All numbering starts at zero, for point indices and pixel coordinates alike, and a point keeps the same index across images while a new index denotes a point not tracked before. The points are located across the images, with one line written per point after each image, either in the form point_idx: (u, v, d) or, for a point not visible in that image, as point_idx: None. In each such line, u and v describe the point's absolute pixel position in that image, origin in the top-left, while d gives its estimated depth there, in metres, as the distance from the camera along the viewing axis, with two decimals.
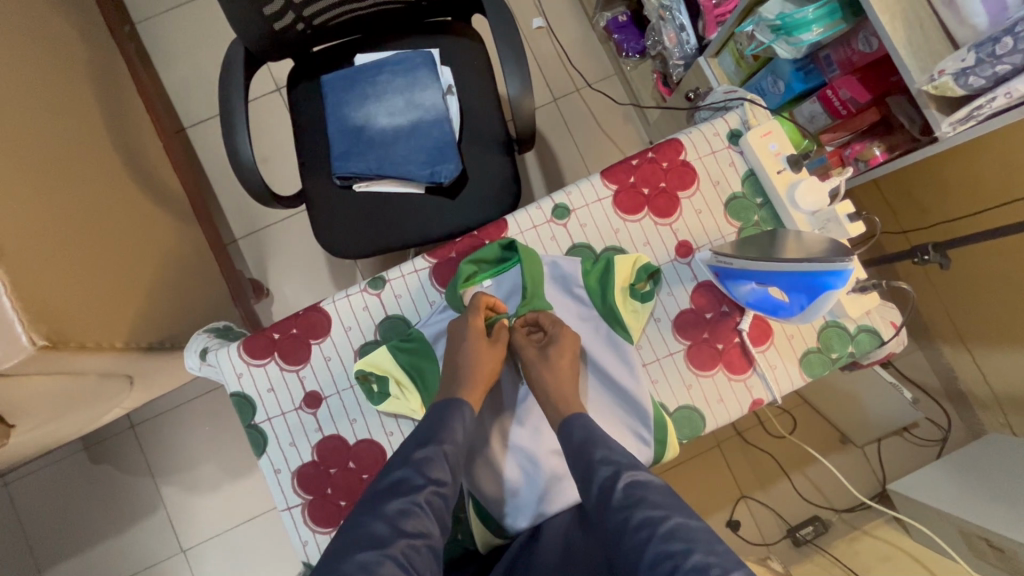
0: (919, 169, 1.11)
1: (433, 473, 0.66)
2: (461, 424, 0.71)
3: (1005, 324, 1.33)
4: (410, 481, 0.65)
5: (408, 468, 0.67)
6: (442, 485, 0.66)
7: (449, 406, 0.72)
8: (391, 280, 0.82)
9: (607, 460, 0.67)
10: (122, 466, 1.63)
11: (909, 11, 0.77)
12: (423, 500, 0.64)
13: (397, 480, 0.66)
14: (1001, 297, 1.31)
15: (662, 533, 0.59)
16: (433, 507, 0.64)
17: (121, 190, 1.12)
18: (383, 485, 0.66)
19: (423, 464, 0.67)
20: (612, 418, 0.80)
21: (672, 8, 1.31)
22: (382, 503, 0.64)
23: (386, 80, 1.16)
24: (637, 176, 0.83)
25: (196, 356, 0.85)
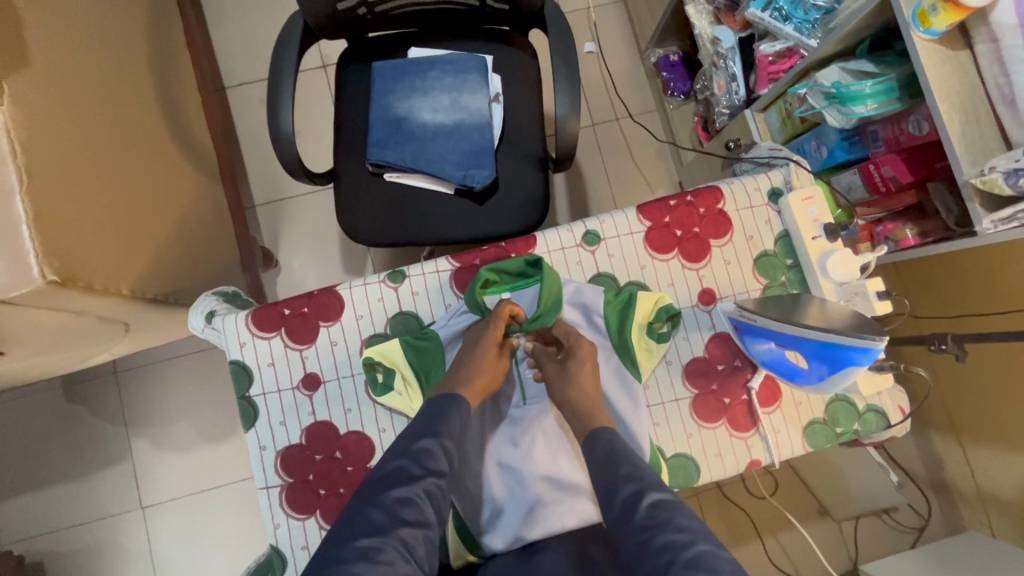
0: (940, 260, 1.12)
1: (431, 464, 0.65)
2: (460, 419, 0.70)
3: (998, 424, 1.34)
4: (407, 470, 0.64)
5: (405, 457, 0.65)
6: (440, 476, 0.65)
7: (452, 407, 0.71)
8: (411, 276, 0.81)
9: (631, 477, 0.64)
10: (97, 410, 1.61)
11: (968, 103, 0.77)
12: (422, 491, 0.63)
13: (394, 469, 0.64)
14: (998, 397, 1.31)
15: (684, 561, 0.54)
16: (432, 497, 0.63)
17: (156, 139, 1.12)
18: (382, 472, 0.64)
19: (423, 455, 0.65)
20: None
21: (727, 57, 1.31)
22: (381, 491, 0.62)
23: (436, 77, 1.16)
24: (672, 217, 0.82)
25: (200, 317, 0.83)
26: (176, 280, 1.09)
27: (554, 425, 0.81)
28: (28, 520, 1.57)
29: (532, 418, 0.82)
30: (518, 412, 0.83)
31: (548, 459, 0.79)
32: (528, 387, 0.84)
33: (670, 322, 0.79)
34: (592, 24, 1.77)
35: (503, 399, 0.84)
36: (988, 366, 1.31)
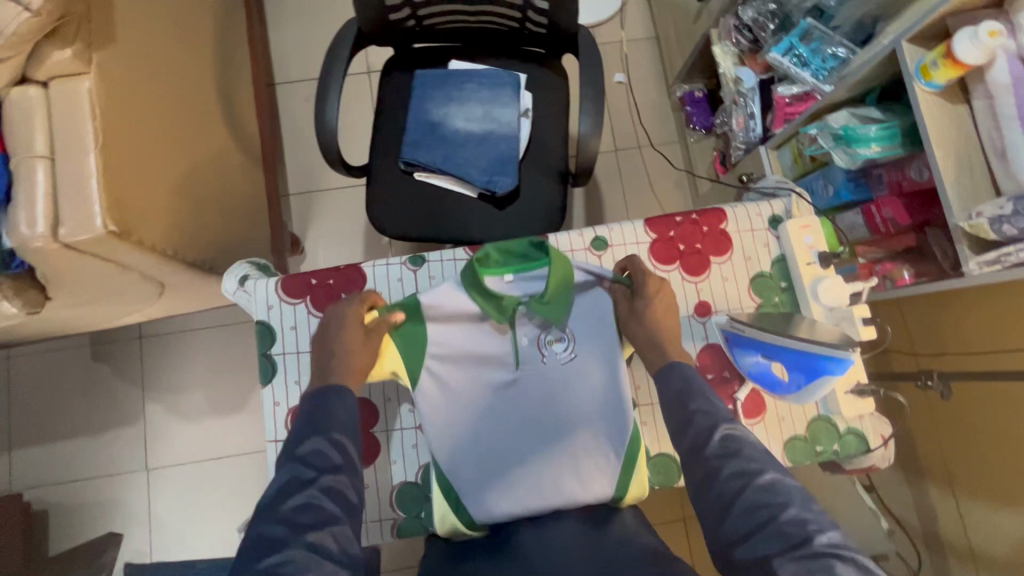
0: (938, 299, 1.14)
1: (323, 463, 0.64)
2: (343, 416, 0.69)
3: (995, 480, 1.34)
4: (307, 474, 0.62)
5: (296, 464, 0.63)
6: (339, 471, 0.64)
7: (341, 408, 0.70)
8: (430, 261, 0.89)
9: (703, 412, 0.67)
10: (118, 371, 1.69)
11: (963, 154, 0.82)
12: (322, 490, 0.61)
13: (286, 479, 0.62)
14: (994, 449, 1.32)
15: (757, 486, 0.59)
16: (334, 492, 0.62)
17: (211, 121, 1.22)
18: (274, 484, 0.62)
19: (323, 454, 0.64)
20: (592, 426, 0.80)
21: (747, 96, 1.38)
22: (282, 500, 0.60)
23: (472, 88, 1.25)
24: (677, 232, 0.89)
25: (234, 280, 0.91)
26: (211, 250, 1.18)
27: (544, 395, 0.81)
28: (39, 469, 1.64)
29: (525, 386, 0.82)
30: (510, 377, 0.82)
31: (534, 429, 0.80)
32: (523, 352, 0.83)
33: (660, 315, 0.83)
34: (624, 57, 1.87)
35: (496, 360, 0.83)
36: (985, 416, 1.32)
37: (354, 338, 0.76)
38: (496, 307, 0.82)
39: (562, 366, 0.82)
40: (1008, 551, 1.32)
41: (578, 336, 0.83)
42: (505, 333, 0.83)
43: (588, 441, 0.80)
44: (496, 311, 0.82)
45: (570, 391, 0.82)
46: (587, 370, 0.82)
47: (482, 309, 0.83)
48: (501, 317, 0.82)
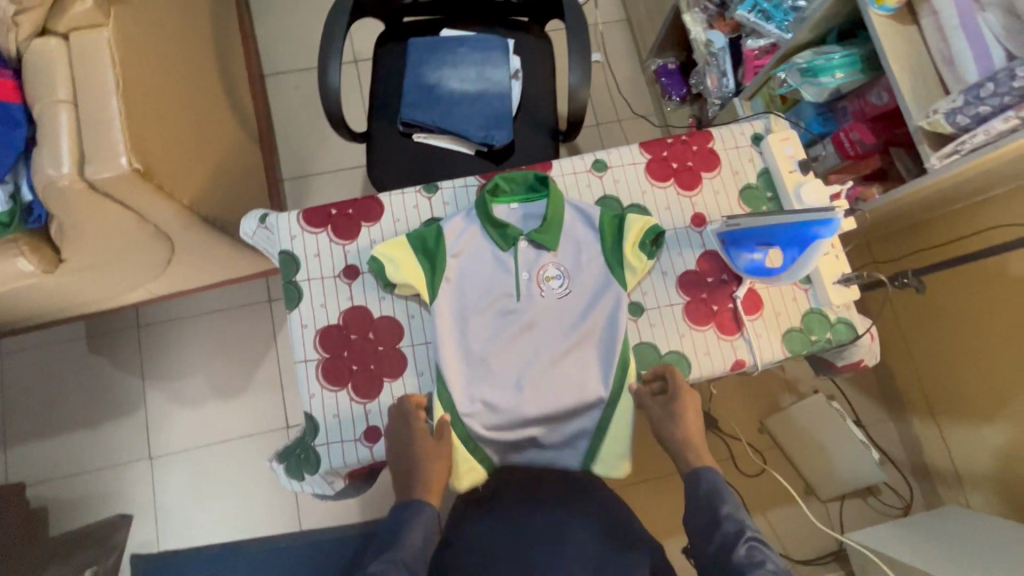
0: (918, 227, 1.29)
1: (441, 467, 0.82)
2: (416, 531, 0.75)
3: (980, 401, 1.46)
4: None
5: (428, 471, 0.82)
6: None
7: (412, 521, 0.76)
8: (443, 188, 0.92)
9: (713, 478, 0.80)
10: (117, 361, 1.68)
11: (917, 67, 0.93)
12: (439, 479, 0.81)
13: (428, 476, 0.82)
14: (957, 373, 1.51)
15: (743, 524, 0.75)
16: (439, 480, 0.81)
17: (213, 93, 1.26)
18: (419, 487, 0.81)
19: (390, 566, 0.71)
20: (584, 353, 0.87)
21: (718, 56, 1.49)
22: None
23: (463, 53, 1.32)
24: (670, 152, 0.96)
25: (254, 220, 0.94)
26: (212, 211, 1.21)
27: (540, 325, 0.87)
28: (37, 465, 1.61)
29: (524, 313, 0.87)
30: (512, 310, 0.88)
31: (531, 351, 0.86)
32: (523, 286, 0.88)
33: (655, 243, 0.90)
34: (599, 37, 1.98)
35: (496, 287, 0.88)
36: (956, 343, 1.49)
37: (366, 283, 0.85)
38: (502, 233, 0.89)
39: (558, 300, 0.88)
40: (988, 467, 1.46)
41: (575, 272, 0.89)
42: (506, 266, 0.89)
43: (584, 367, 0.86)
44: (501, 237, 0.89)
45: (565, 321, 0.88)
46: (579, 302, 0.89)
47: (489, 239, 0.89)
48: (506, 242, 0.88)
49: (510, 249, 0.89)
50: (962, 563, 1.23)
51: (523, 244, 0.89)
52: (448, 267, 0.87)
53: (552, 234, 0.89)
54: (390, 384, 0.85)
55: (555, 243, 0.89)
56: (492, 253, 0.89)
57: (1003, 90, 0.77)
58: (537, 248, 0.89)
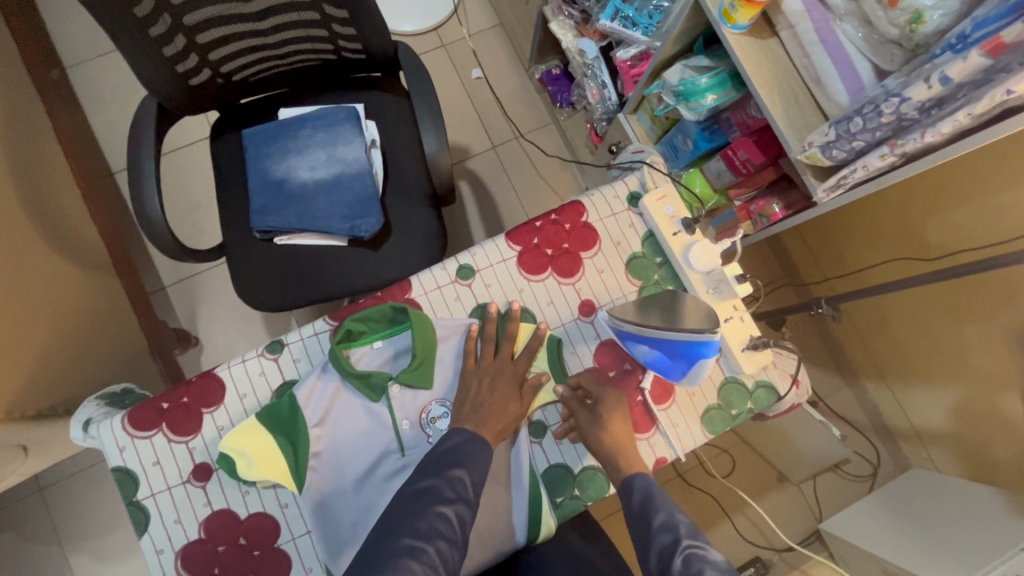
0: (846, 222, 1.29)
1: (461, 489, 0.66)
2: (485, 456, 0.69)
3: (925, 365, 1.43)
4: (440, 492, 0.65)
5: (438, 479, 0.66)
6: (466, 504, 0.65)
7: (475, 451, 0.69)
8: (290, 344, 0.79)
9: None
10: (24, 534, 1.49)
11: (786, 86, 0.82)
12: (455, 511, 0.64)
13: (426, 488, 0.65)
14: (901, 336, 1.48)
15: None
16: (461, 520, 0.64)
17: (17, 248, 1.07)
18: (415, 488, 0.65)
19: (455, 480, 0.66)
20: (492, 494, 0.76)
21: (594, 66, 1.36)
22: (424, 506, 0.63)
23: (308, 135, 1.15)
24: (541, 237, 0.85)
25: (78, 427, 0.78)
26: (50, 389, 1.03)
27: None
28: None
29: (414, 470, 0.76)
30: (400, 469, 0.76)
31: None
32: (406, 438, 0.77)
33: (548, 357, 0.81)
34: (475, 52, 1.81)
35: (376, 445, 0.77)
36: (900, 308, 1.45)
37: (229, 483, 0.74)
38: (366, 384, 0.76)
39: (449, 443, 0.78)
40: (945, 423, 1.43)
41: None
42: (381, 419, 0.77)
43: (493, 514, 0.76)
44: (367, 387, 0.76)
45: None
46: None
47: (355, 391, 0.77)
48: (373, 393, 0.76)
49: (381, 398, 0.77)
50: (932, 547, 1.21)
51: (394, 390, 0.77)
52: (313, 440, 0.74)
53: (425, 370, 0.77)
54: None
55: (430, 380, 0.78)
56: (362, 406, 0.77)
57: (872, 124, 0.66)
58: (411, 388, 0.78)
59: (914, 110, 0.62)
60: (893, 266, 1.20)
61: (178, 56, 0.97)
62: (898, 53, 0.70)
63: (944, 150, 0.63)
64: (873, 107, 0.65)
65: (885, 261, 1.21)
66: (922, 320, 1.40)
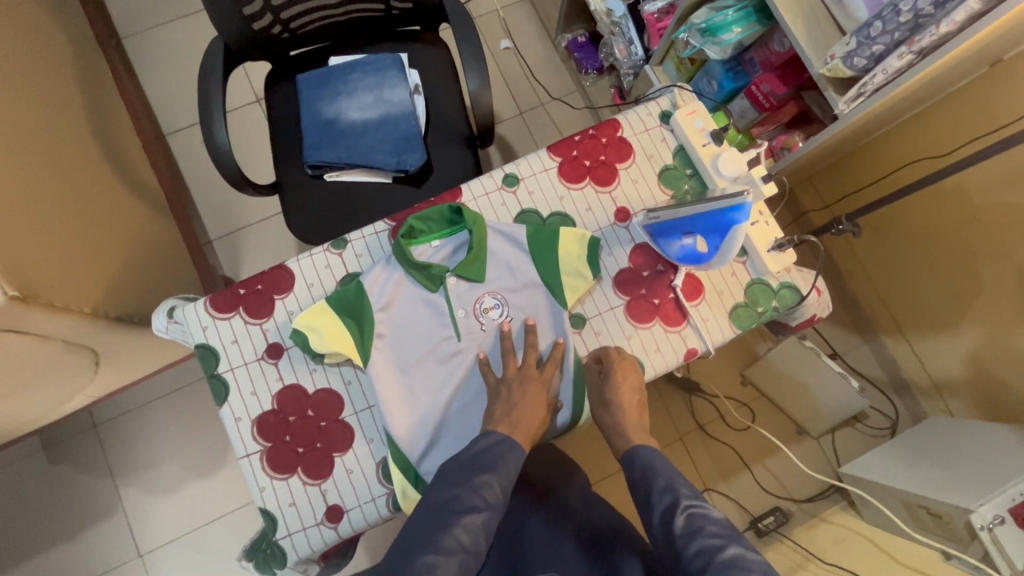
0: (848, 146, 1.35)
1: (488, 495, 0.67)
2: (516, 461, 0.72)
3: (945, 313, 1.47)
4: (468, 501, 0.66)
5: (465, 488, 0.67)
6: (496, 510, 0.67)
7: (505, 454, 0.72)
8: (353, 240, 0.87)
9: None
10: (80, 467, 1.58)
11: (808, 11, 0.89)
12: (480, 522, 0.65)
13: (450, 499, 0.66)
14: (907, 269, 1.53)
15: (720, 562, 0.59)
16: (486, 529, 0.66)
17: (96, 179, 1.17)
18: (440, 500, 0.66)
19: (482, 487, 0.68)
20: None
21: (621, 24, 1.44)
22: (448, 518, 0.64)
23: (357, 79, 1.24)
24: (580, 150, 0.92)
25: (163, 315, 0.87)
26: (126, 305, 1.12)
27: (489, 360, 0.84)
28: None
29: (469, 353, 0.84)
30: (456, 353, 0.84)
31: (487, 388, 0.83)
32: (462, 325, 0.85)
33: (591, 252, 0.86)
34: (504, 23, 1.90)
35: (434, 331, 0.84)
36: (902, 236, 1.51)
37: (303, 361, 0.83)
38: (426, 274, 0.84)
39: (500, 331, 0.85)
40: (963, 370, 1.47)
41: (511, 298, 0.86)
42: (438, 309, 0.85)
43: None
44: (426, 278, 0.84)
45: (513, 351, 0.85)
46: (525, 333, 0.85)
47: (415, 283, 0.85)
48: (432, 283, 0.84)
49: (439, 289, 0.85)
50: (954, 478, 1.24)
51: (451, 281, 0.85)
52: (377, 321, 0.82)
53: (479, 263, 0.85)
54: (341, 459, 0.81)
55: (483, 273, 0.85)
56: (422, 296, 0.85)
57: (891, 26, 0.73)
58: (466, 279, 0.85)
59: (930, 6, 0.69)
60: (901, 175, 1.25)
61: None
62: None
63: (958, 41, 0.69)
64: (891, 9, 0.72)
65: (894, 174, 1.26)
66: (928, 244, 1.45)
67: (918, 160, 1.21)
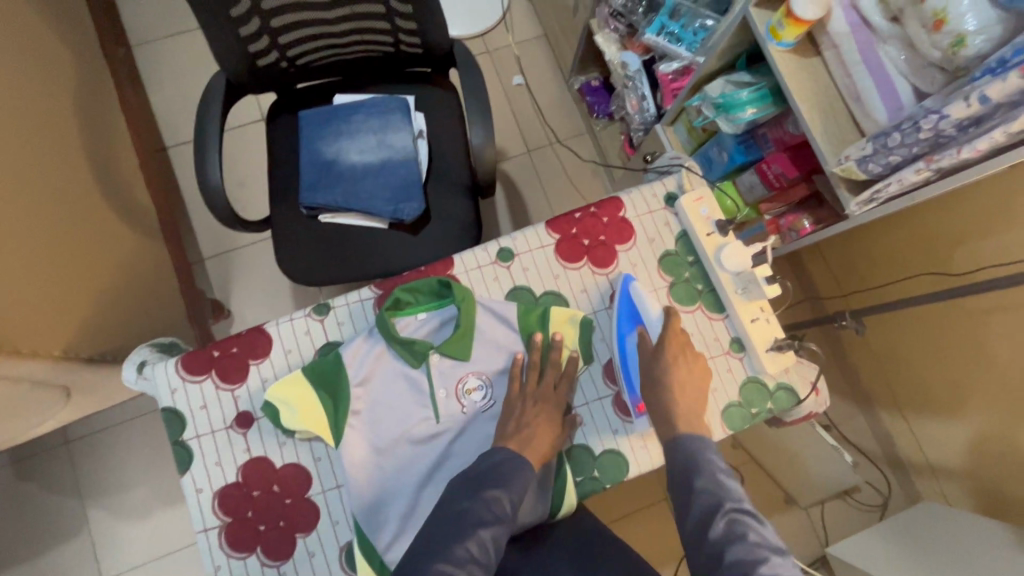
0: (862, 234, 1.32)
1: (498, 509, 0.68)
2: (526, 477, 0.72)
3: (944, 397, 1.43)
4: (479, 515, 0.67)
5: (477, 501, 0.68)
6: (506, 522, 0.68)
7: (517, 471, 0.71)
8: (336, 307, 0.84)
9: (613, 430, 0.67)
10: (48, 484, 1.54)
11: (825, 103, 0.86)
12: (490, 537, 0.66)
13: (462, 511, 0.67)
14: (908, 356, 1.50)
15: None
16: (496, 542, 0.66)
17: (82, 205, 1.13)
18: (453, 511, 0.67)
19: (492, 501, 0.68)
20: None
21: (635, 79, 1.41)
22: (461, 531, 0.65)
23: (361, 120, 1.22)
24: (579, 228, 0.89)
25: (133, 368, 0.84)
26: (102, 338, 1.09)
27: (467, 445, 0.80)
28: None
29: (448, 437, 0.80)
30: (434, 435, 0.80)
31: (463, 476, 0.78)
32: (442, 405, 0.80)
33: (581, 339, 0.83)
34: (518, 59, 1.88)
35: (414, 410, 0.81)
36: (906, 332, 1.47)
37: (273, 433, 0.79)
38: (409, 350, 0.80)
39: (483, 415, 0.81)
40: (961, 458, 1.41)
41: (495, 380, 0.82)
42: (419, 387, 0.81)
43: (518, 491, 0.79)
44: (408, 353, 0.80)
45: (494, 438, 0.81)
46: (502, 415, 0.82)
47: (397, 357, 0.81)
48: (415, 359, 0.80)
49: (421, 365, 0.81)
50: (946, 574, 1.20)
51: (434, 358, 0.81)
52: (353, 397, 0.79)
53: (464, 341, 0.81)
54: (303, 540, 0.77)
55: (469, 352, 0.82)
56: (403, 372, 0.81)
57: (910, 140, 0.70)
58: (451, 357, 0.81)
59: (952, 128, 0.66)
60: (915, 283, 1.21)
61: (251, 36, 1.05)
62: (939, 76, 0.74)
63: (980, 167, 0.66)
64: (911, 124, 0.69)
65: (904, 281, 1.23)
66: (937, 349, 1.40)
67: (934, 274, 1.16)
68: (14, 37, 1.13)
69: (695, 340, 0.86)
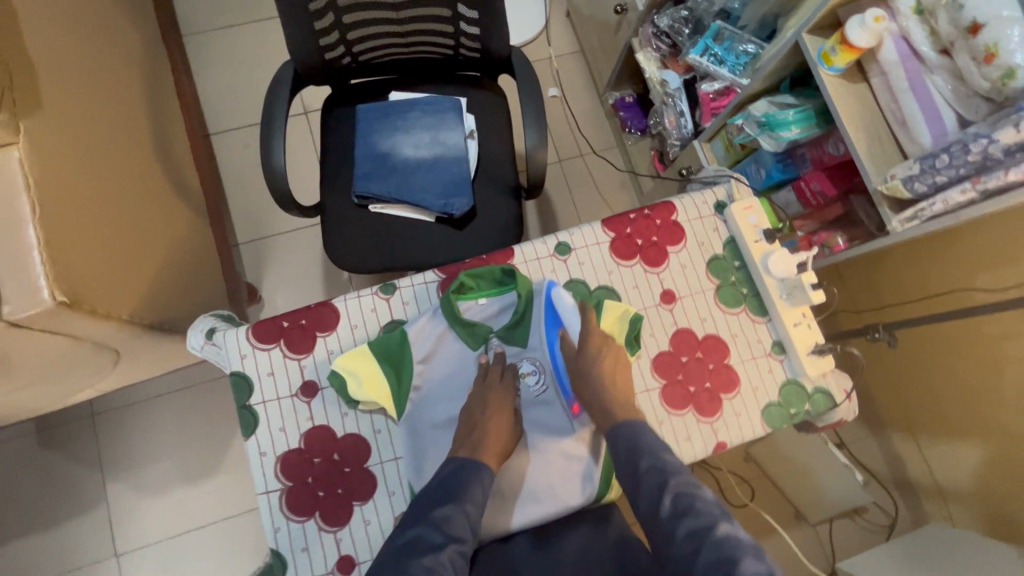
0: (884, 257, 1.37)
1: (451, 530, 0.67)
2: (482, 486, 0.72)
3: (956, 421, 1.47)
4: (428, 538, 0.66)
5: (426, 525, 0.67)
6: (462, 541, 0.67)
7: (474, 477, 0.72)
8: (401, 287, 0.88)
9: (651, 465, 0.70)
10: (72, 455, 1.56)
11: (871, 126, 0.92)
12: (446, 559, 0.64)
13: (412, 539, 0.66)
14: (919, 379, 1.54)
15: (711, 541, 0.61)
16: (455, 565, 0.65)
17: (146, 179, 1.17)
18: (398, 544, 0.66)
19: (443, 521, 0.67)
20: (563, 454, 0.83)
21: (673, 96, 1.47)
22: (408, 560, 0.64)
23: (416, 117, 1.27)
24: (633, 228, 0.93)
25: (200, 335, 0.88)
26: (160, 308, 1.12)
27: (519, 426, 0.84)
28: None
29: None
30: None
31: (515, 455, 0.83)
32: None
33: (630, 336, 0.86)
34: (555, 72, 1.95)
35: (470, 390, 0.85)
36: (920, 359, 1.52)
37: (336, 403, 0.83)
38: (470, 333, 0.85)
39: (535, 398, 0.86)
40: (970, 482, 1.45)
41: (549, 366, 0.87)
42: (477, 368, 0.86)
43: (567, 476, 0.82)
44: (470, 336, 0.85)
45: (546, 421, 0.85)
46: (558, 401, 0.86)
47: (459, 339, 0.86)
48: (476, 342, 0.85)
49: (481, 348, 0.86)
50: None
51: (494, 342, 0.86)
52: (415, 373, 0.83)
53: (523, 328, 0.87)
54: (360, 508, 0.80)
55: (525, 338, 0.87)
56: (464, 353, 0.86)
57: (958, 162, 0.76)
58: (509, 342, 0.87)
59: (1000, 152, 0.72)
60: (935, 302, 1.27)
61: (325, 31, 1.10)
62: (984, 106, 0.80)
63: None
64: (960, 147, 0.75)
65: (922, 301, 1.29)
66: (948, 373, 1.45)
67: (953, 291, 1.22)
68: (93, 15, 1.18)
69: (739, 341, 0.90)
